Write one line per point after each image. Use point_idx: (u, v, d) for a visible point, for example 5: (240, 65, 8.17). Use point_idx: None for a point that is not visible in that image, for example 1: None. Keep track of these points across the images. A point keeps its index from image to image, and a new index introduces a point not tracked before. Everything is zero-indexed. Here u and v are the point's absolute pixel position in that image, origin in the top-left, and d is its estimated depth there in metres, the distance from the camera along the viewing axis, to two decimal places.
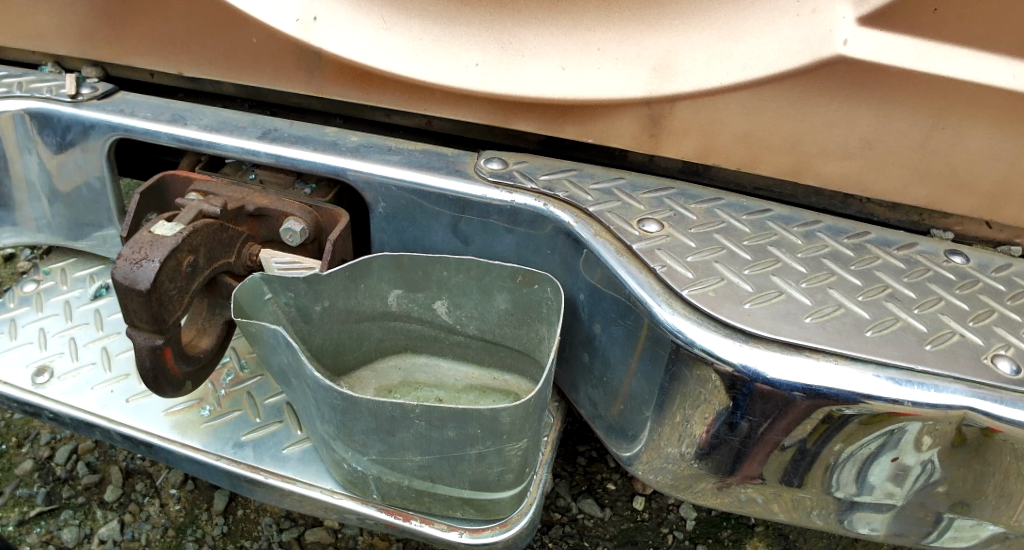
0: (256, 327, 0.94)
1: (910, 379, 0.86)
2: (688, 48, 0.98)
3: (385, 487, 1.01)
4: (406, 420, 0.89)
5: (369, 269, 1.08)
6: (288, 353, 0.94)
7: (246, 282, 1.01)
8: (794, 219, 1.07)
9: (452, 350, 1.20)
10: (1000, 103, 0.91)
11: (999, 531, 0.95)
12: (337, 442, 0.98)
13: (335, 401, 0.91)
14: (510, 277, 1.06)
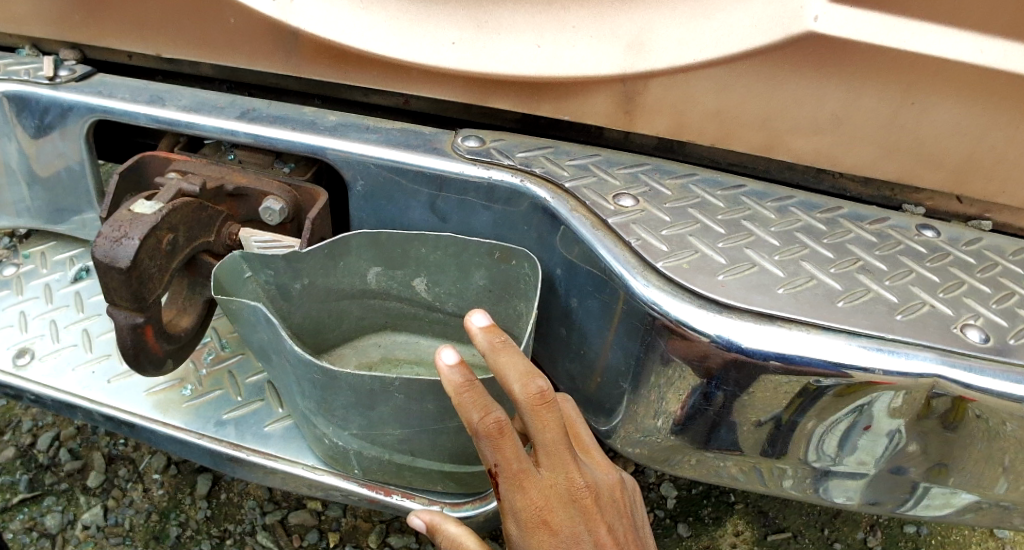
0: (236, 305, 0.95)
1: (881, 347, 0.88)
2: (661, 25, 0.99)
3: (367, 462, 1.02)
4: (386, 394, 0.90)
5: (348, 248, 1.11)
6: (268, 330, 0.95)
7: (225, 261, 1.01)
8: (767, 194, 1.09)
9: (432, 327, 1.24)
10: (966, 78, 0.92)
11: (969, 498, 0.98)
12: (318, 418, 0.99)
13: (314, 377, 0.92)
14: (487, 254, 1.10)
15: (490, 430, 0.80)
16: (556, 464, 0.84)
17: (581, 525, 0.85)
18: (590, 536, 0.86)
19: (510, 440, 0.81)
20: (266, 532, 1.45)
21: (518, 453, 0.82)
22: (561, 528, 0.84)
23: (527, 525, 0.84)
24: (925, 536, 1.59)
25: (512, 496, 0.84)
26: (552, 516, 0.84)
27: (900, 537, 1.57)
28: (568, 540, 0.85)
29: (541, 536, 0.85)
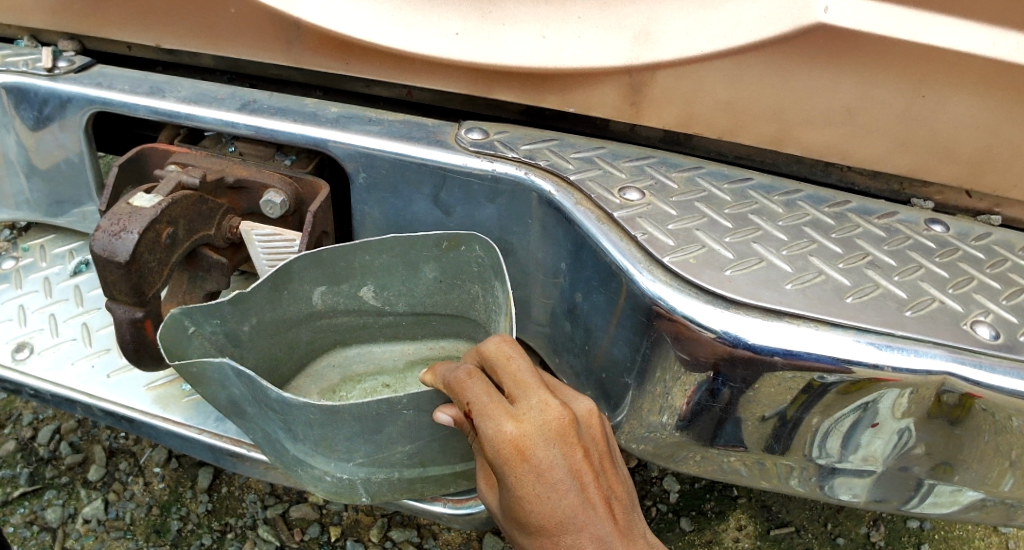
0: (196, 367, 0.92)
1: (890, 344, 0.86)
2: (669, 16, 0.97)
3: (375, 486, 1.00)
4: (394, 413, 0.89)
5: (290, 275, 1.09)
6: (238, 383, 0.93)
7: (164, 330, 0.98)
8: (775, 187, 1.08)
9: (383, 332, 1.26)
10: (980, 71, 0.91)
11: (976, 495, 0.97)
12: (316, 455, 0.95)
13: (311, 415, 0.88)
14: (435, 245, 1.11)
15: (459, 376, 0.85)
16: (527, 394, 0.83)
17: (558, 451, 0.81)
18: (566, 462, 0.81)
19: (477, 378, 0.85)
20: (267, 526, 1.44)
21: (488, 389, 0.84)
22: (535, 455, 0.80)
23: (500, 455, 0.81)
24: (928, 531, 1.58)
25: (486, 426, 0.82)
26: (526, 444, 0.80)
27: (903, 532, 1.56)
28: (544, 469, 0.81)
29: (515, 465, 0.81)
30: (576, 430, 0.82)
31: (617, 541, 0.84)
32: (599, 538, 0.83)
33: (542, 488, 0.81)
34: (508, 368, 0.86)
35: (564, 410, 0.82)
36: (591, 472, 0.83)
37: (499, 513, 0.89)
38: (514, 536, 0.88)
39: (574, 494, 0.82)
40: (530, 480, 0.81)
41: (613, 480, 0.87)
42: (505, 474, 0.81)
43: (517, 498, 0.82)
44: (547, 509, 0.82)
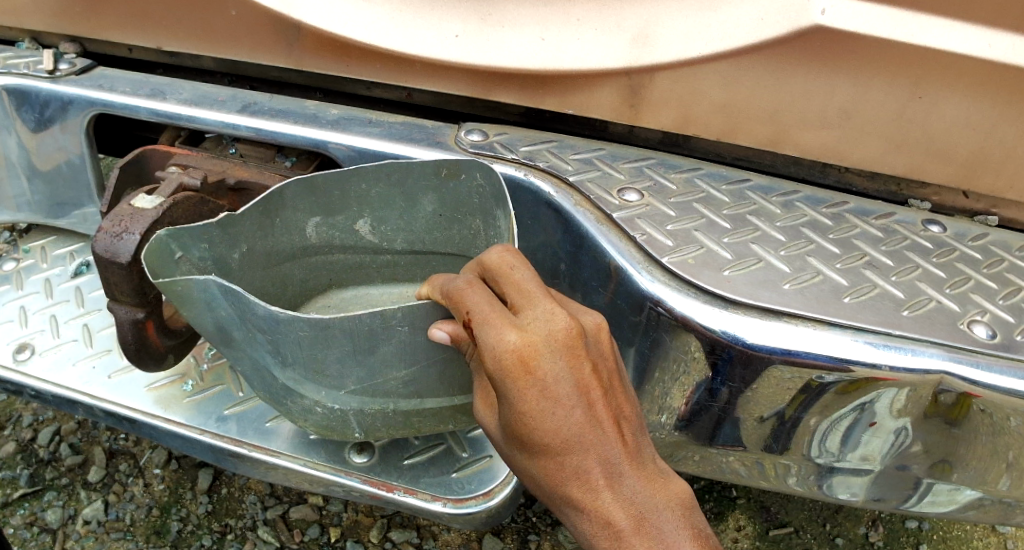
0: (183, 288, 0.86)
1: (887, 343, 0.87)
2: (667, 18, 0.98)
3: (368, 419, 0.99)
4: (387, 331, 0.86)
5: (283, 201, 1.04)
6: (226, 305, 0.88)
7: (150, 246, 0.89)
8: (772, 188, 1.08)
9: (380, 273, 1.21)
10: (976, 71, 0.91)
11: (974, 495, 0.97)
12: (306, 384, 0.94)
13: (300, 333, 0.85)
14: (433, 173, 1.05)
15: (459, 287, 0.81)
16: (531, 304, 0.78)
17: (564, 365, 0.75)
18: (574, 378, 0.76)
19: (476, 287, 0.80)
20: (267, 527, 1.44)
21: (488, 299, 0.79)
22: (539, 369, 0.75)
23: (502, 366, 0.75)
24: (927, 531, 1.58)
25: (486, 336, 0.76)
26: (530, 356, 0.75)
27: (902, 532, 1.56)
28: (548, 384, 0.75)
29: (518, 379, 0.75)
30: (583, 344, 0.77)
31: (626, 465, 0.78)
32: (606, 462, 0.78)
33: (547, 403, 0.75)
34: (510, 279, 0.81)
35: (571, 321, 0.76)
36: (599, 390, 0.78)
37: (498, 433, 0.83)
38: (514, 458, 0.83)
39: (581, 414, 0.76)
40: (534, 395, 0.75)
41: (622, 402, 0.81)
42: (506, 389, 0.76)
43: (518, 416, 0.76)
44: (552, 429, 0.76)
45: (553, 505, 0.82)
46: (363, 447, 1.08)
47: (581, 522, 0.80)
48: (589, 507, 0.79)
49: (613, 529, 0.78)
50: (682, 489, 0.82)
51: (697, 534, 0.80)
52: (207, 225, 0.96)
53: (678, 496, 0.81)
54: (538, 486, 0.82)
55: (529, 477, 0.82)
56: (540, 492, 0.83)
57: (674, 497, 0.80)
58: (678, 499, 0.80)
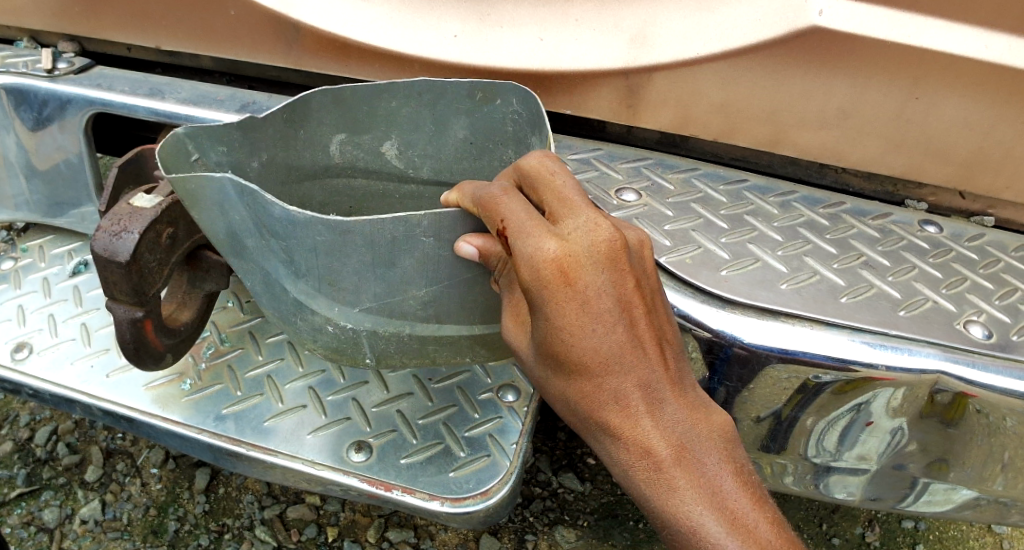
0: (195, 184, 0.83)
1: (884, 343, 0.87)
2: (665, 19, 0.98)
3: (381, 344, 0.95)
4: (411, 242, 0.82)
5: (309, 111, 1.00)
6: (240, 209, 0.84)
7: (165, 143, 0.87)
8: (770, 189, 1.09)
9: (404, 205, 1.16)
10: (974, 72, 0.92)
11: (971, 495, 0.98)
12: (319, 299, 0.91)
13: (318, 238, 0.81)
14: (467, 98, 1.01)
15: (495, 193, 0.78)
16: (573, 213, 0.76)
17: (606, 277, 0.74)
18: (615, 291, 0.74)
19: (512, 197, 0.78)
20: (264, 527, 1.44)
21: (526, 205, 0.76)
22: (579, 280, 0.73)
23: (541, 274, 0.73)
24: (923, 531, 1.58)
25: (523, 243, 0.74)
26: (571, 264, 0.73)
27: (898, 533, 1.57)
28: (589, 296, 0.73)
29: (557, 289, 0.73)
30: (626, 257, 0.75)
31: (666, 391, 0.77)
32: (646, 386, 0.76)
33: (587, 317, 0.73)
34: (550, 186, 0.79)
35: (615, 232, 0.74)
36: (640, 308, 0.76)
37: (529, 353, 0.81)
38: (545, 381, 0.81)
39: (623, 332, 0.75)
40: (573, 308, 0.73)
41: (663, 325, 0.80)
42: (542, 301, 0.74)
43: (555, 331, 0.74)
44: (591, 346, 0.74)
45: (586, 432, 0.81)
46: (361, 446, 1.08)
47: (616, 450, 0.78)
48: (627, 435, 0.77)
49: (652, 458, 0.76)
50: (724, 422, 0.81)
51: (736, 467, 0.79)
52: (225, 126, 0.92)
53: (720, 428, 0.80)
54: (571, 411, 0.80)
55: (561, 401, 0.80)
56: (572, 418, 0.81)
57: (714, 429, 0.79)
58: (719, 431, 0.79)
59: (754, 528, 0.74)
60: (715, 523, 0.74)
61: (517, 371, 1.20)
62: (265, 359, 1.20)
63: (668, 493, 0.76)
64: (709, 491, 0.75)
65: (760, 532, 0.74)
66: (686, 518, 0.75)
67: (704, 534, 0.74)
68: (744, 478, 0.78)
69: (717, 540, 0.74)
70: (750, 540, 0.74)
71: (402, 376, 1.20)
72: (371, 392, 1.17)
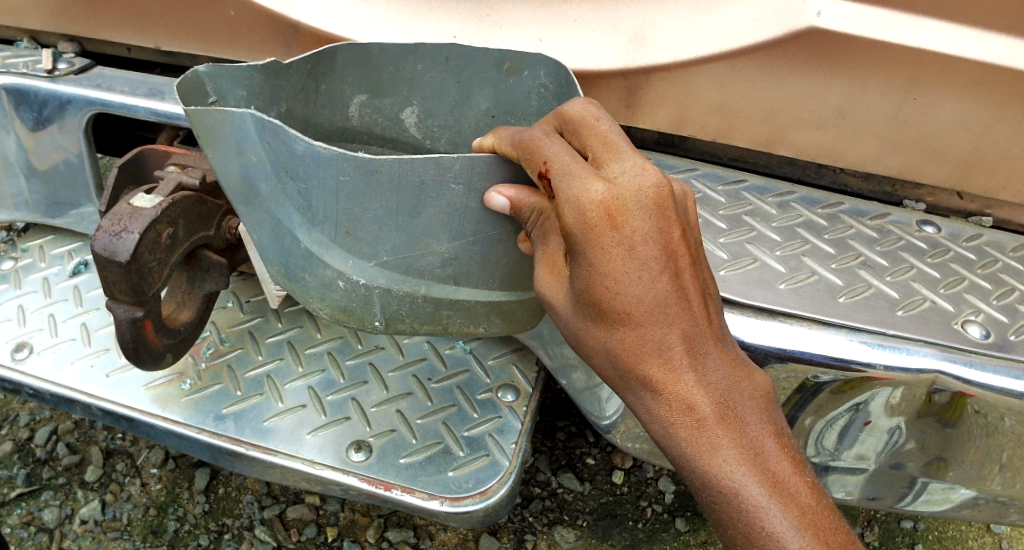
0: (215, 119, 0.79)
1: (882, 342, 0.88)
2: (663, 19, 0.98)
3: (393, 304, 0.92)
4: (439, 187, 0.78)
5: (333, 65, 0.97)
6: (260, 150, 0.80)
7: (184, 78, 0.83)
8: (768, 189, 1.09)
9: None
10: (972, 72, 0.92)
11: (970, 494, 0.98)
12: (332, 251, 0.86)
13: (341, 179, 0.77)
14: (494, 67, 0.97)
15: (535, 139, 0.75)
16: (618, 158, 0.73)
17: (653, 223, 0.71)
18: (661, 239, 0.72)
19: (554, 139, 0.75)
20: (264, 527, 1.45)
21: (569, 149, 0.73)
22: (626, 224, 0.70)
23: (587, 217, 0.70)
24: (922, 531, 1.58)
25: (568, 185, 0.71)
26: (619, 207, 0.70)
27: (897, 533, 1.57)
28: (635, 241, 0.70)
29: (603, 232, 0.70)
30: (673, 203, 0.72)
31: (708, 345, 0.75)
32: (690, 339, 0.74)
33: (632, 263, 0.70)
34: (592, 131, 0.75)
35: (662, 177, 0.72)
36: (685, 258, 0.74)
37: (564, 303, 0.78)
38: (581, 333, 0.78)
39: (669, 281, 0.72)
40: (619, 253, 0.70)
41: (706, 279, 0.77)
42: (586, 245, 0.71)
43: (597, 276, 0.71)
44: (635, 293, 0.71)
45: (622, 386, 0.78)
46: (360, 446, 1.08)
47: (656, 406, 0.75)
48: (669, 390, 0.74)
49: (694, 414, 0.74)
50: (763, 382, 0.79)
51: (775, 427, 0.77)
52: (248, 68, 0.89)
53: (760, 389, 0.78)
54: (608, 364, 0.77)
55: (598, 353, 0.77)
56: (609, 371, 0.78)
57: (754, 389, 0.77)
58: (758, 391, 0.77)
59: (794, 491, 0.72)
60: (758, 484, 0.72)
61: (517, 371, 1.20)
62: (265, 359, 1.20)
63: (709, 451, 0.73)
64: (751, 451, 0.73)
65: (800, 495, 0.72)
66: (728, 477, 0.72)
67: (745, 495, 0.71)
68: (784, 440, 0.76)
69: (758, 500, 0.71)
70: (791, 502, 0.71)
71: (401, 376, 1.19)
72: (371, 392, 1.17)
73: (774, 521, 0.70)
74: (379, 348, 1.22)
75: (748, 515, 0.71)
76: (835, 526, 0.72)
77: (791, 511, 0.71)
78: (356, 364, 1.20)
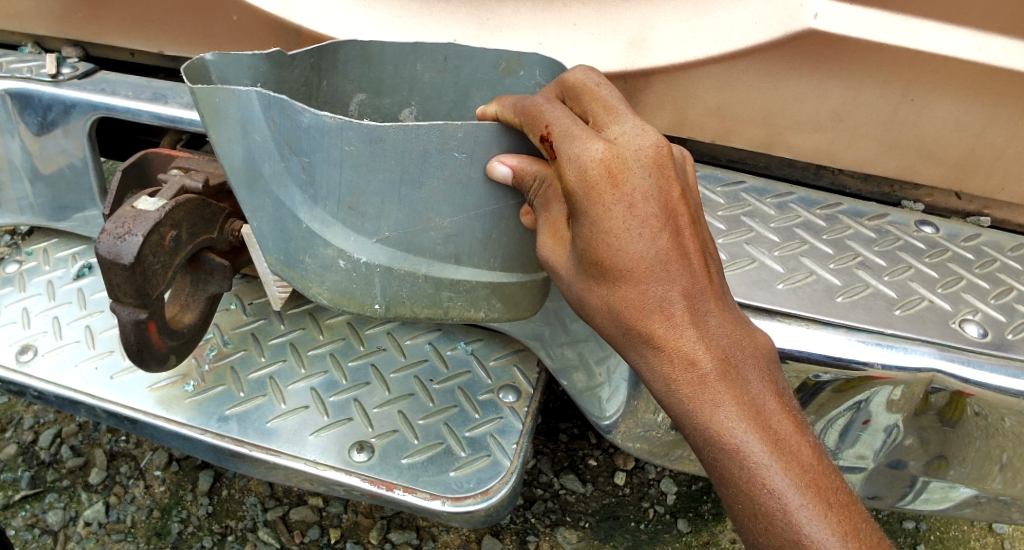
0: (221, 98, 0.79)
1: (880, 341, 0.89)
2: (662, 22, 0.99)
3: (393, 285, 0.93)
4: (442, 156, 0.80)
5: (336, 59, 0.96)
6: (264, 128, 0.80)
7: (192, 62, 0.81)
8: (767, 190, 1.10)
9: None
10: (966, 75, 0.93)
11: (971, 494, 0.99)
12: (334, 229, 0.87)
13: (345, 150, 0.78)
14: (492, 67, 0.99)
15: (535, 106, 0.79)
16: (618, 120, 0.76)
17: (653, 180, 0.73)
18: (660, 196, 0.73)
19: (556, 104, 0.78)
20: (267, 529, 1.45)
21: (570, 114, 0.76)
22: (627, 181, 0.72)
23: (589, 174, 0.72)
24: (924, 531, 1.58)
25: (570, 144, 0.74)
26: (618, 165, 0.72)
27: (898, 533, 1.57)
28: (635, 199, 0.72)
29: (605, 187, 0.72)
30: (673, 163, 0.75)
31: (709, 302, 0.76)
32: (690, 296, 0.75)
33: (632, 219, 0.72)
34: (595, 96, 0.79)
35: (661, 137, 0.74)
36: (685, 216, 0.75)
37: (566, 266, 0.78)
38: (583, 294, 0.78)
39: (668, 239, 0.74)
40: (619, 209, 0.72)
41: (706, 240, 0.79)
42: (586, 201, 0.72)
43: (598, 232, 0.72)
44: (634, 250, 0.72)
45: (624, 347, 0.78)
46: (363, 446, 1.09)
47: (658, 364, 0.75)
48: (671, 346, 0.74)
49: (696, 371, 0.73)
50: (764, 342, 0.79)
51: (776, 388, 0.77)
52: (254, 56, 0.86)
53: (762, 348, 0.78)
54: (610, 324, 0.77)
55: (599, 314, 0.77)
56: (611, 332, 0.78)
57: (755, 347, 0.77)
58: (760, 350, 0.78)
59: (796, 449, 0.72)
60: (759, 442, 0.71)
61: (518, 372, 1.21)
62: (268, 360, 1.21)
63: (711, 409, 0.72)
64: (752, 409, 0.73)
65: (802, 454, 0.72)
66: (729, 434, 0.71)
67: (746, 452, 0.71)
68: (785, 400, 0.76)
69: (759, 458, 0.70)
70: (792, 461, 0.71)
71: (403, 377, 1.20)
72: (373, 393, 1.17)
73: (774, 478, 0.70)
74: (381, 349, 1.23)
75: (749, 472, 0.70)
76: (836, 486, 0.72)
77: (792, 469, 0.70)
78: (358, 367, 1.21)
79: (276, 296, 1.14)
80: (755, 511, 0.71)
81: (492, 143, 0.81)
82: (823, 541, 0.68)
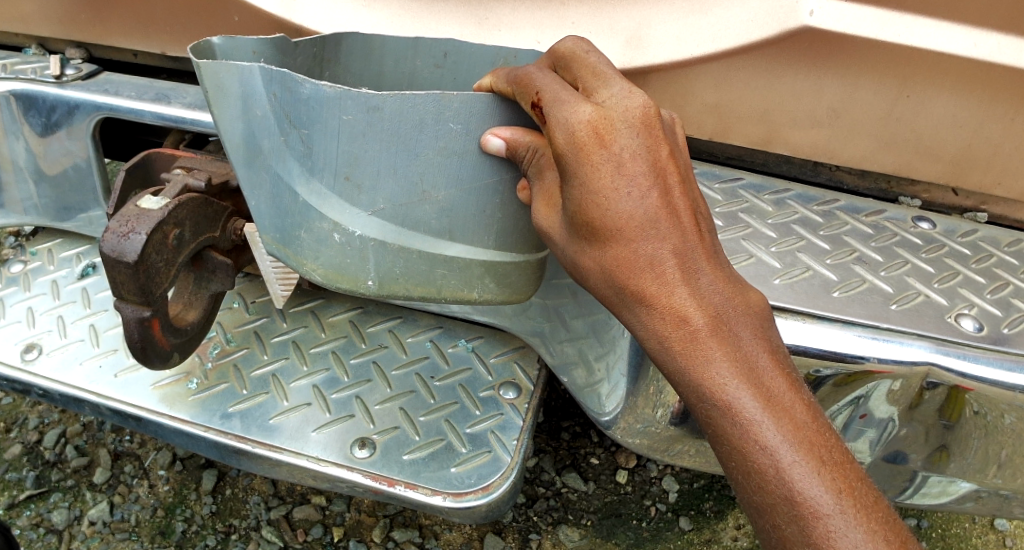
0: (225, 74, 0.78)
1: (875, 335, 0.89)
2: (659, 20, 1.00)
3: (388, 260, 0.93)
4: (439, 125, 0.82)
5: (338, 54, 0.97)
6: (265, 104, 0.80)
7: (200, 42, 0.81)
8: (764, 187, 1.11)
9: None
10: (962, 70, 0.93)
11: (971, 488, 0.99)
12: (331, 202, 0.87)
13: (344, 120, 0.80)
14: (490, 64, 1.00)
15: (524, 79, 0.79)
16: (607, 86, 0.77)
17: (641, 140, 0.75)
18: (648, 156, 0.75)
19: (545, 72, 0.79)
20: (271, 527, 1.46)
21: (561, 82, 0.77)
22: (614, 143, 0.74)
23: (576, 138, 0.74)
24: (925, 528, 1.58)
25: (559, 109, 0.75)
26: (606, 127, 0.74)
27: None
28: (624, 158, 0.74)
29: (592, 150, 0.73)
30: (660, 124, 0.76)
31: (701, 262, 0.77)
32: (681, 254, 0.76)
33: (619, 181, 0.74)
34: (583, 63, 0.79)
35: (649, 100, 0.76)
36: (672, 178, 0.77)
37: (560, 230, 0.80)
38: (577, 257, 0.80)
39: (658, 198, 0.75)
40: (608, 170, 0.74)
41: (697, 201, 0.80)
42: (576, 164, 0.74)
43: (587, 194, 0.74)
44: (624, 209, 0.74)
45: (618, 308, 0.79)
46: (364, 443, 1.10)
47: (652, 327, 0.77)
48: (664, 308, 0.76)
49: (687, 328, 0.75)
50: (758, 301, 0.79)
51: (769, 346, 0.77)
52: (258, 42, 0.87)
53: (755, 307, 0.79)
54: (603, 285, 0.79)
55: (593, 275, 0.79)
56: (604, 294, 0.79)
57: (748, 305, 0.78)
58: (754, 309, 0.78)
59: (789, 406, 0.72)
60: (750, 398, 0.72)
61: (518, 369, 1.22)
62: (270, 358, 1.22)
63: (703, 365, 0.73)
64: (745, 366, 0.73)
65: (795, 412, 0.72)
66: (721, 391, 0.72)
67: (737, 408, 0.72)
68: (778, 357, 0.76)
69: (751, 415, 0.71)
70: (784, 416, 0.71)
71: (405, 374, 1.21)
72: (375, 390, 1.18)
73: (767, 435, 0.70)
74: (383, 346, 1.24)
75: (741, 429, 0.71)
76: (831, 443, 0.72)
77: (784, 425, 0.71)
78: (360, 364, 1.22)
79: (279, 294, 1.14)
80: (748, 468, 0.71)
81: (485, 115, 0.83)
82: (816, 497, 0.68)
